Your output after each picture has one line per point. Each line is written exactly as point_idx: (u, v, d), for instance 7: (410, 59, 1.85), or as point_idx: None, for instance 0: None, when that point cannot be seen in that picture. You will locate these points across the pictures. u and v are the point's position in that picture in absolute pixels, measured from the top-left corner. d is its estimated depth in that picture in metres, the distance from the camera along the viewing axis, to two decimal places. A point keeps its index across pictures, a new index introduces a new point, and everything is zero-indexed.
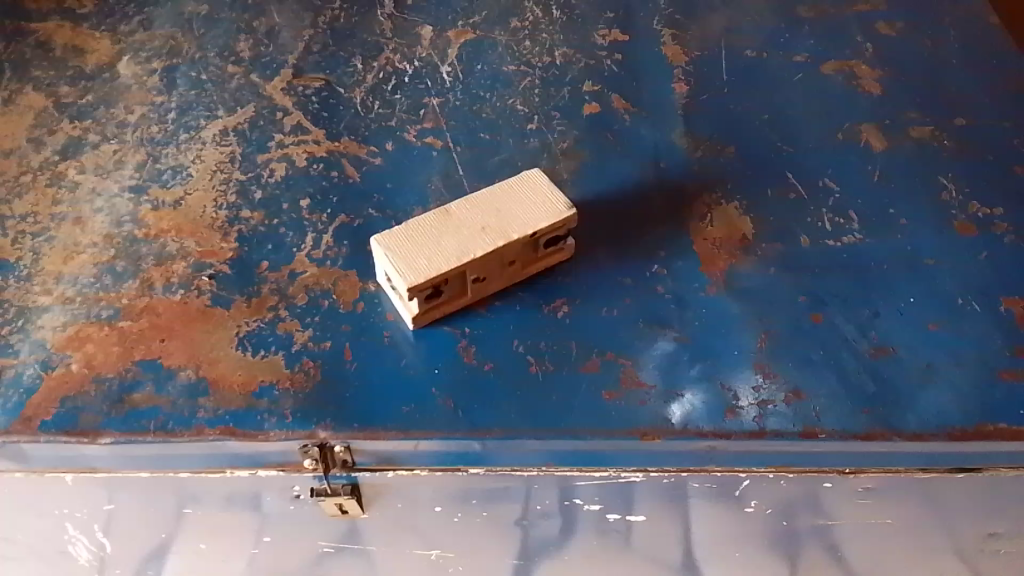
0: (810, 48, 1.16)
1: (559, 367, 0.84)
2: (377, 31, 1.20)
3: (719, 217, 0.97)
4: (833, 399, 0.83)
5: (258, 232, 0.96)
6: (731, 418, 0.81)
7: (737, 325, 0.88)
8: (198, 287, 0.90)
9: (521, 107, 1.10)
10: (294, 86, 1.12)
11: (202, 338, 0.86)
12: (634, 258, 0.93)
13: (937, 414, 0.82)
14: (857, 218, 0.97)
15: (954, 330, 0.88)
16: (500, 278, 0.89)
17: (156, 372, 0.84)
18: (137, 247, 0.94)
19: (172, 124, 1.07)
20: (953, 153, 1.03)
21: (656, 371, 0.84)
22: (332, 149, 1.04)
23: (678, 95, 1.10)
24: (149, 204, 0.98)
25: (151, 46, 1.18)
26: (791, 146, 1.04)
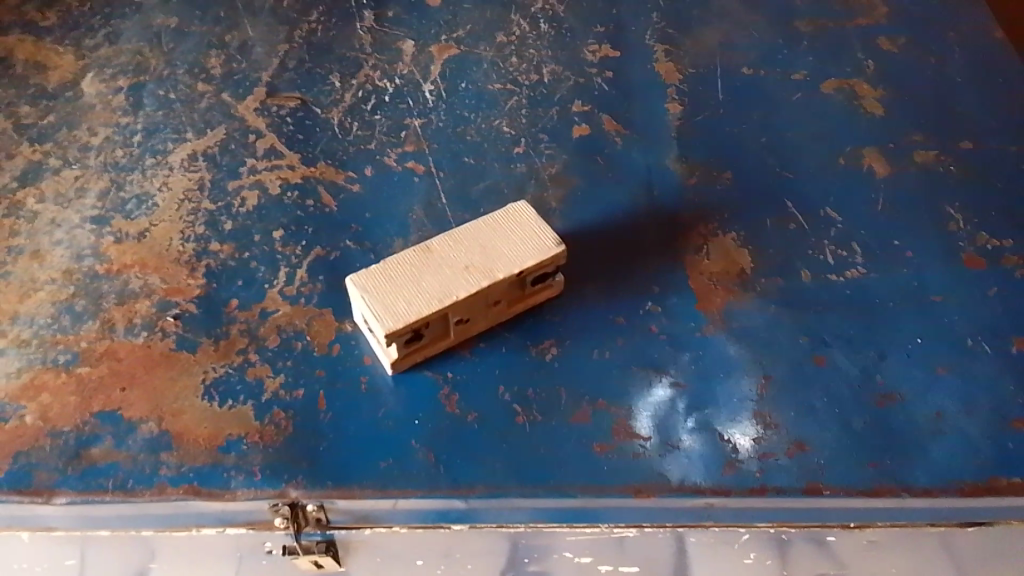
0: (809, 65, 1.10)
1: (548, 417, 0.79)
2: (356, 46, 1.14)
3: (715, 248, 0.92)
4: (837, 451, 0.78)
5: (228, 267, 0.90)
6: (730, 473, 0.77)
7: (735, 369, 0.83)
8: (163, 329, 0.85)
9: (507, 128, 1.04)
10: (267, 106, 1.06)
11: (166, 387, 0.81)
12: (627, 294, 0.88)
13: (946, 467, 0.77)
14: (860, 250, 0.92)
15: (964, 374, 0.83)
16: (485, 318, 0.84)
17: (116, 425, 0.79)
18: (98, 284, 0.88)
19: (137, 148, 1.01)
20: (959, 179, 0.98)
21: (651, 423, 0.79)
22: (308, 174, 0.99)
23: (672, 116, 1.04)
24: (112, 236, 0.92)
25: (117, 61, 1.11)
26: (790, 172, 0.99)
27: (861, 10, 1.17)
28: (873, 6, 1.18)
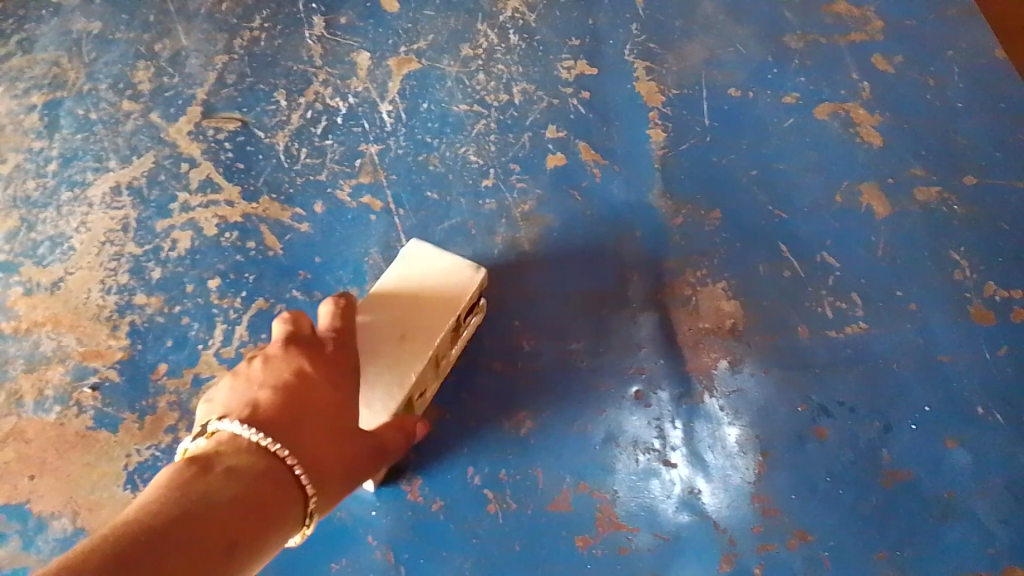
0: (801, 86, 1.01)
1: (522, 506, 0.71)
2: (304, 57, 1.02)
3: (705, 300, 0.83)
4: (843, 540, 0.70)
5: (156, 324, 0.79)
6: (728, 568, 0.69)
7: (730, 446, 0.75)
8: (79, 403, 0.74)
9: (474, 157, 0.93)
10: (202, 129, 0.94)
11: (80, 474, 0.70)
12: (608, 356, 0.79)
13: (960, 557, 0.70)
14: (860, 301, 0.84)
15: (976, 448, 0.75)
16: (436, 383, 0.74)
17: (22, 521, 0.68)
18: (4, 347, 0.77)
19: (52, 179, 0.89)
20: (964, 220, 0.90)
21: (638, 509, 0.71)
22: (249, 212, 0.87)
23: (655, 145, 0.95)
24: (21, 288, 0.81)
25: (30, 74, 0.98)
26: (784, 211, 0.90)
27: (854, 22, 1.08)
28: (867, 18, 1.08)
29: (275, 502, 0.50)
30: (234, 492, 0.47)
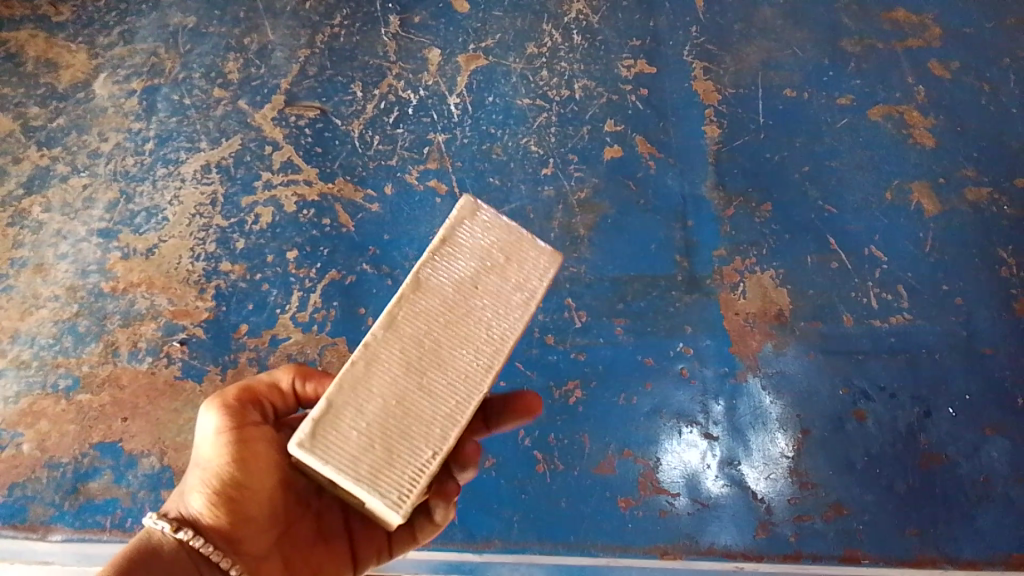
0: (857, 88, 1.03)
1: (570, 467, 0.76)
2: (380, 53, 1.06)
3: (752, 286, 0.87)
4: (878, 516, 0.74)
5: (239, 289, 0.86)
6: (763, 536, 0.73)
7: (769, 422, 0.79)
8: (168, 355, 0.82)
9: (535, 148, 0.98)
10: (285, 115, 1.00)
11: (169, 418, 0.78)
12: (656, 335, 0.83)
13: (992, 537, 0.74)
14: (905, 294, 0.86)
15: (1014, 436, 0.78)
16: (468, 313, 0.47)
17: (115, 458, 0.76)
18: (103, 304, 0.85)
19: (148, 156, 0.97)
20: (1012, 221, 0.92)
21: (680, 478, 0.76)
22: (325, 191, 0.93)
23: (709, 140, 0.98)
24: (119, 252, 0.89)
25: (131, 62, 1.05)
26: (834, 206, 0.93)
27: (912, 29, 1.08)
28: (926, 25, 1.09)
29: None
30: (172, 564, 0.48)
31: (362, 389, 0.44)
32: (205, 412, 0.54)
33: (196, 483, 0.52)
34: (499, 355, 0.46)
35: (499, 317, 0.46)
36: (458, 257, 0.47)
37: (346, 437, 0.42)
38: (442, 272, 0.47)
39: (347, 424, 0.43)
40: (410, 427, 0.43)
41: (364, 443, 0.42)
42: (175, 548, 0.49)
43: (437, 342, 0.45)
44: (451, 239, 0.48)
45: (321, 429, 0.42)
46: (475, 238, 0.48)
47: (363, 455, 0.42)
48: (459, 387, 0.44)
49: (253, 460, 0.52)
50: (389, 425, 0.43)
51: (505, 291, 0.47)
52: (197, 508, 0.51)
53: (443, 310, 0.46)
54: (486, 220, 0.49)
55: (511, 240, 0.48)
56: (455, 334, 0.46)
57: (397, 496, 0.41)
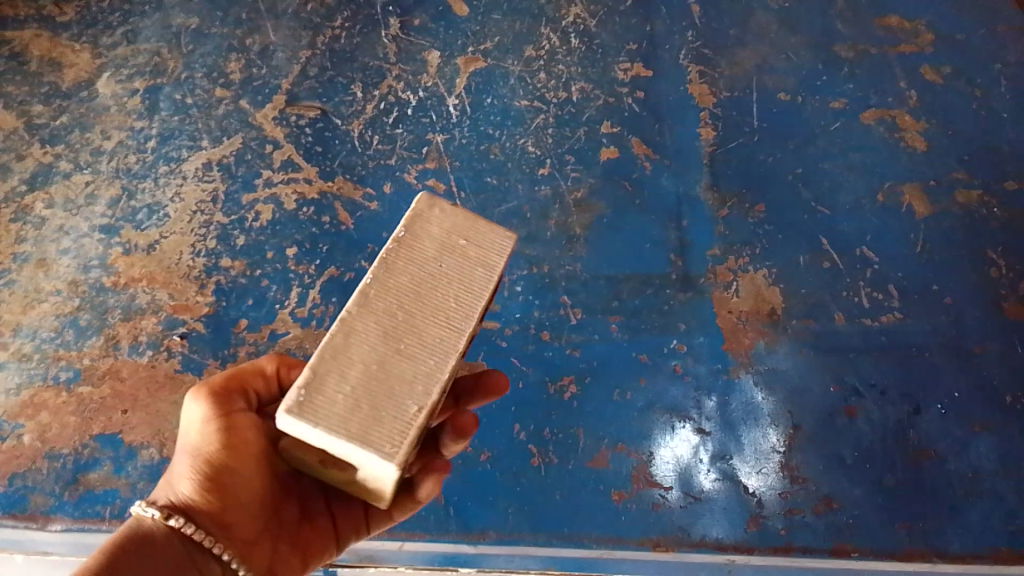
0: (850, 92, 1.05)
1: (564, 461, 0.77)
2: (380, 55, 1.07)
3: (745, 285, 0.88)
4: (868, 510, 0.75)
5: (239, 284, 0.87)
6: (754, 529, 0.74)
7: (761, 417, 0.80)
8: (169, 349, 0.83)
9: (532, 148, 0.99)
10: (286, 115, 1.01)
11: (168, 411, 0.79)
12: (650, 332, 0.84)
13: (980, 532, 0.75)
14: (896, 294, 0.88)
15: (1002, 434, 0.79)
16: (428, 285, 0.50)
17: (115, 449, 0.77)
18: (104, 298, 0.86)
19: (151, 154, 0.98)
20: (1002, 222, 0.93)
21: (672, 471, 0.77)
22: (325, 189, 0.95)
23: (704, 142, 0.99)
24: (121, 248, 0.90)
25: (133, 62, 1.06)
26: (827, 207, 0.94)
27: (905, 35, 1.10)
28: (918, 31, 1.10)
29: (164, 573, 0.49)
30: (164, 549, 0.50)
31: (345, 357, 0.46)
32: (191, 400, 0.55)
33: (184, 470, 0.53)
34: (470, 320, 0.49)
35: (465, 288, 0.50)
36: (421, 241, 0.51)
37: (334, 401, 0.45)
38: (407, 254, 0.50)
39: (334, 389, 0.45)
40: (392, 388, 0.46)
41: (352, 404, 0.45)
42: (166, 535, 0.51)
43: (408, 311, 0.49)
44: (412, 225, 0.51)
45: (310, 397, 0.45)
46: (432, 221, 0.52)
47: (353, 416, 0.45)
48: (435, 351, 0.48)
49: (238, 447, 0.54)
50: (373, 387, 0.46)
51: (468, 265, 0.51)
52: (186, 494, 0.53)
53: (411, 285, 0.49)
54: (443, 204, 0.53)
55: (469, 223, 0.52)
56: (425, 305, 0.49)
57: (390, 450, 0.44)
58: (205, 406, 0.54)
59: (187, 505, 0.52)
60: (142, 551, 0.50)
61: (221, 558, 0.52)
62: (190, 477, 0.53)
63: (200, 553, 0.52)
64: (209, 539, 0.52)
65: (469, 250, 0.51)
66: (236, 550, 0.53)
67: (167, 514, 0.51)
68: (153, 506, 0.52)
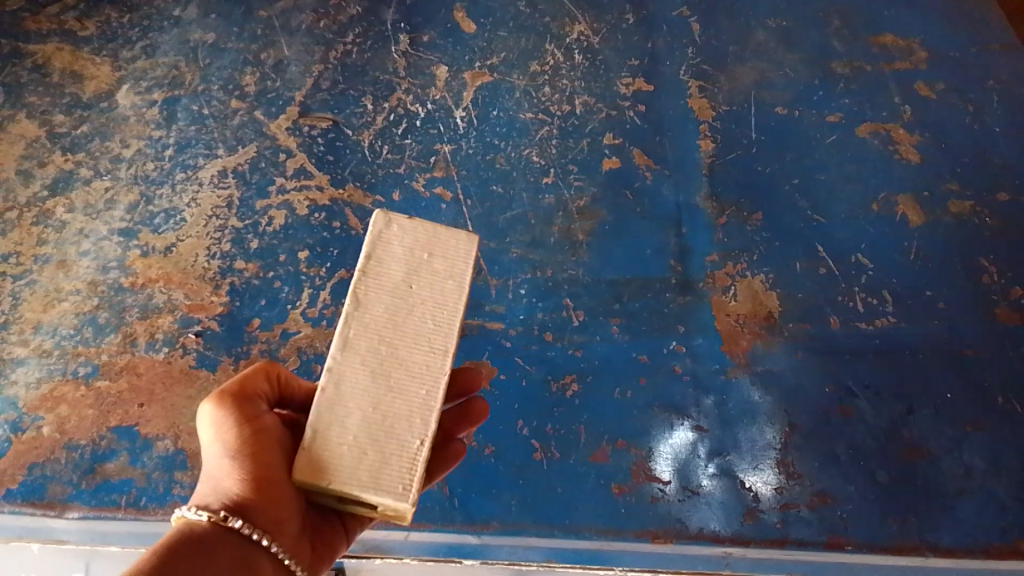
0: (845, 107, 1.08)
1: (566, 455, 0.79)
2: (390, 69, 1.11)
3: (743, 290, 0.90)
4: (861, 505, 0.78)
5: (252, 285, 0.90)
6: (750, 522, 0.77)
7: (758, 415, 0.82)
8: (184, 346, 0.86)
9: (537, 158, 1.02)
10: (299, 125, 1.04)
11: (183, 404, 0.82)
12: (650, 333, 0.87)
13: (972, 527, 0.77)
14: (891, 298, 0.90)
15: (994, 433, 0.81)
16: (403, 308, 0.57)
17: (131, 440, 0.80)
18: (122, 297, 0.89)
19: (168, 162, 1.01)
20: (994, 231, 0.96)
21: (671, 466, 0.79)
22: (336, 196, 0.98)
23: (703, 153, 1.02)
24: (138, 250, 0.93)
25: (153, 74, 1.10)
26: (823, 216, 0.97)
27: (900, 53, 1.13)
28: (912, 49, 1.14)
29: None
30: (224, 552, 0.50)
31: (343, 407, 0.54)
32: (212, 408, 0.56)
33: (226, 473, 0.54)
34: (449, 338, 0.57)
35: (438, 307, 0.57)
36: (384, 269, 0.58)
37: (341, 454, 0.52)
38: (376, 286, 0.57)
39: (337, 441, 0.53)
40: (391, 425, 0.54)
41: (357, 454, 0.52)
42: (224, 535, 0.51)
43: (390, 345, 0.56)
44: (377, 254, 0.58)
45: (315, 454, 0.52)
46: (392, 243, 0.58)
47: (360, 467, 0.52)
48: (422, 380, 0.55)
49: (271, 448, 0.56)
50: (373, 429, 0.53)
51: (438, 281, 0.58)
52: (234, 494, 0.53)
53: (387, 317, 0.56)
54: (402, 226, 0.59)
55: (429, 238, 0.59)
56: (404, 334, 0.56)
57: (401, 490, 0.51)
58: (229, 411, 0.55)
59: (239, 504, 0.53)
60: (201, 553, 0.50)
61: (275, 556, 0.53)
62: (237, 479, 0.53)
63: (257, 553, 0.52)
64: (266, 537, 0.52)
65: (433, 267, 0.58)
66: (285, 547, 0.54)
67: (221, 514, 0.52)
68: (204, 510, 0.52)
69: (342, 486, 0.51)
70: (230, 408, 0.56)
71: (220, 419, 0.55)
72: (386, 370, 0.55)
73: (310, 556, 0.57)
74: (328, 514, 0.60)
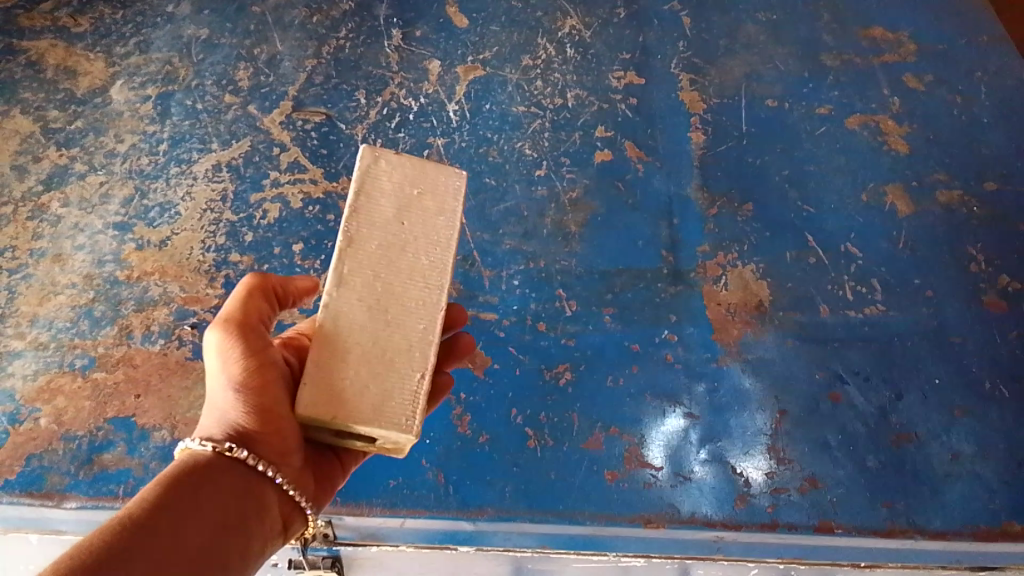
0: (834, 99, 1.09)
1: (559, 442, 0.80)
2: (383, 63, 1.11)
3: (734, 279, 0.91)
4: (851, 489, 0.79)
5: (247, 278, 0.91)
6: (742, 507, 0.77)
7: (749, 402, 0.83)
8: (180, 338, 0.86)
9: (529, 151, 1.03)
10: (292, 120, 1.05)
11: (180, 395, 0.82)
12: (642, 322, 0.88)
13: (960, 510, 0.78)
14: (879, 287, 0.91)
15: (981, 418, 0.83)
16: (396, 243, 0.60)
17: (129, 431, 0.80)
18: (118, 290, 0.90)
19: (162, 156, 1.02)
20: (982, 221, 0.97)
21: (663, 452, 0.80)
22: (330, 189, 0.98)
23: (694, 145, 1.03)
24: (134, 243, 0.94)
25: (146, 70, 1.11)
26: (812, 206, 0.98)
27: (888, 45, 1.15)
28: (900, 42, 1.15)
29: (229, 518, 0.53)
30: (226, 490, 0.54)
31: (343, 341, 0.56)
32: (218, 337, 0.58)
33: (232, 404, 0.57)
34: (444, 275, 0.60)
35: (431, 244, 0.60)
36: (374, 205, 0.60)
37: (344, 389, 0.55)
38: (367, 222, 0.59)
39: (340, 376, 0.55)
40: (391, 358, 0.57)
41: (360, 388, 0.55)
42: (230, 465, 0.55)
43: (384, 281, 0.58)
44: (366, 191, 0.60)
45: (320, 387, 0.55)
46: (381, 180, 0.61)
47: (364, 399, 0.55)
48: (419, 315, 0.58)
49: (276, 381, 0.58)
50: (374, 362, 0.56)
51: (428, 218, 0.61)
52: (240, 423, 0.56)
53: (381, 254, 0.59)
54: (389, 162, 0.61)
55: (417, 175, 0.62)
56: (398, 270, 0.59)
57: (406, 420, 0.55)
58: (236, 343, 0.58)
59: (245, 434, 0.56)
60: (206, 482, 0.53)
61: (279, 485, 0.57)
62: (242, 410, 0.56)
63: (261, 482, 0.56)
64: (270, 468, 0.56)
65: (423, 205, 0.61)
66: (288, 476, 0.58)
67: (229, 446, 0.55)
68: (210, 440, 0.56)
69: (348, 420, 0.54)
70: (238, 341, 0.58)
71: (226, 350, 0.57)
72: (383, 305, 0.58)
73: (311, 484, 0.61)
74: (324, 445, 0.64)
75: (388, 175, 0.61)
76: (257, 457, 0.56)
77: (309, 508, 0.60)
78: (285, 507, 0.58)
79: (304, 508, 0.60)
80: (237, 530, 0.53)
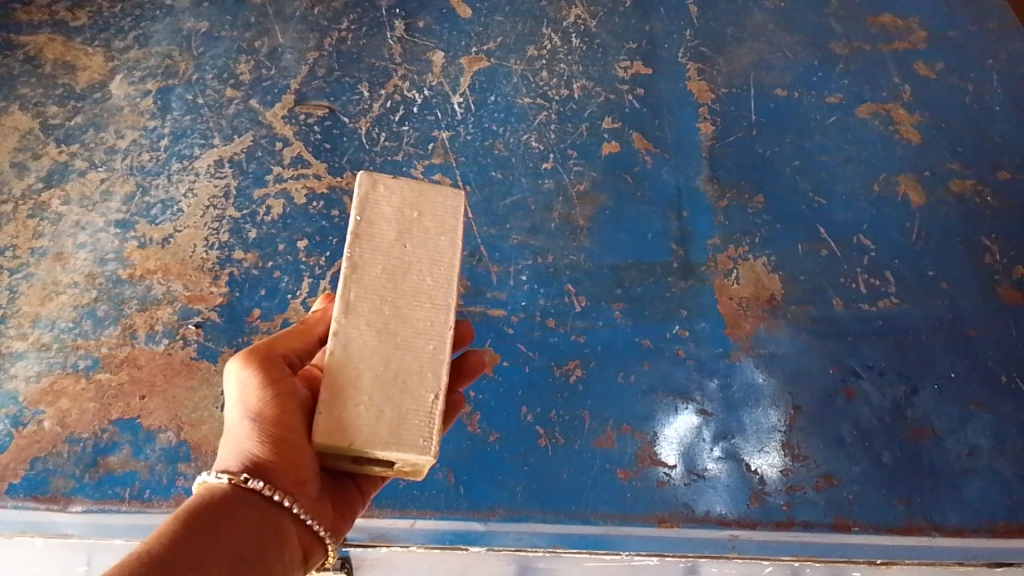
0: (845, 88, 1.07)
1: (570, 441, 0.79)
2: (385, 55, 1.10)
3: (744, 273, 0.90)
4: (866, 485, 0.78)
5: (251, 276, 0.90)
6: (756, 505, 0.77)
7: (763, 398, 0.82)
8: (184, 337, 0.85)
9: (535, 144, 1.01)
10: (295, 113, 1.03)
11: (185, 396, 0.82)
12: (653, 317, 0.86)
13: (977, 506, 0.77)
14: (893, 279, 0.90)
15: (998, 413, 0.82)
16: (401, 266, 0.58)
17: (134, 433, 0.79)
18: (120, 289, 0.89)
19: (164, 152, 1.00)
20: (995, 210, 0.96)
21: (676, 450, 0.79)
22: (334, 184, 0.97)
23: (703, 137, 1.02)
24: (136, 241, 0.92)
25: (145, 64, 1.09)
26: (824, 198, 0.96)
27: (898, 33, 1.13)
28: (910, 29, 1.13)
29: (248, 550, 0.51)
30: (243, 520, 0.52)
31: (354, 367, 0.55)
32: (239, 368, 0.57)
33: (248, 434, 0.55)
34: (449, 293, 0.58)
35: (435, 264, 0.58)
36: (375, 230, 0.58)
37: (358, 415, 0.53)
38: (371, 247, 0.58)
39: (354, 403, 0.54)
40: (403, 380, 0.55)
41: (375, 412, 0.54)
42: (245, 496, 0.53)
43: (392, 304, 0.57)
44: (366, 217, 0.58)
45: (334, 414, 0.53)
46: (381, 204, 0.59)
47: (379, 425, 0.53)
48: (429, 336, 0.56)
49: (295, 411, 0.56)
50: (387, 387, 0.55)
51: (431, 238, 0.59)
52: (255, 455, 0.55)
53: (386, 279, 0.57)
54: (388, 186, 0.60)
55: (416, 197, 0.60)
56: (405, 293, 0.57)
57: (422, 441, 0.53)
58: (255, 373, 0.56)
59: (261, 465, 0.54)
60: (222, 515, 0.51)
61: (297, 516, 0.55)
62: (258, 440, 0.55)
63: (278, 513, 0.54)
64: (288, 498, 0.54)
65: (424, 225, 0.59)
66: (308, 507, 0.56)
67: (243, 476, 0.53)
68: (225, 472, 0.54)
69: (366, 446, 0.53)
70: (255, 370, 0.57)
71: (246, 381, 0.57)
72: (392, 329, 0.56)
73: (332, 515, 0.59)
74: (342, 475, 0.62)
75: (387, 199, 0.59)
76: (274, 487, 0.54)
77: (329, 539, 0.58)
78: (306, 537, 0.56)
79: (324, 538, 0.58)
80: (256, 561, 0.51)
